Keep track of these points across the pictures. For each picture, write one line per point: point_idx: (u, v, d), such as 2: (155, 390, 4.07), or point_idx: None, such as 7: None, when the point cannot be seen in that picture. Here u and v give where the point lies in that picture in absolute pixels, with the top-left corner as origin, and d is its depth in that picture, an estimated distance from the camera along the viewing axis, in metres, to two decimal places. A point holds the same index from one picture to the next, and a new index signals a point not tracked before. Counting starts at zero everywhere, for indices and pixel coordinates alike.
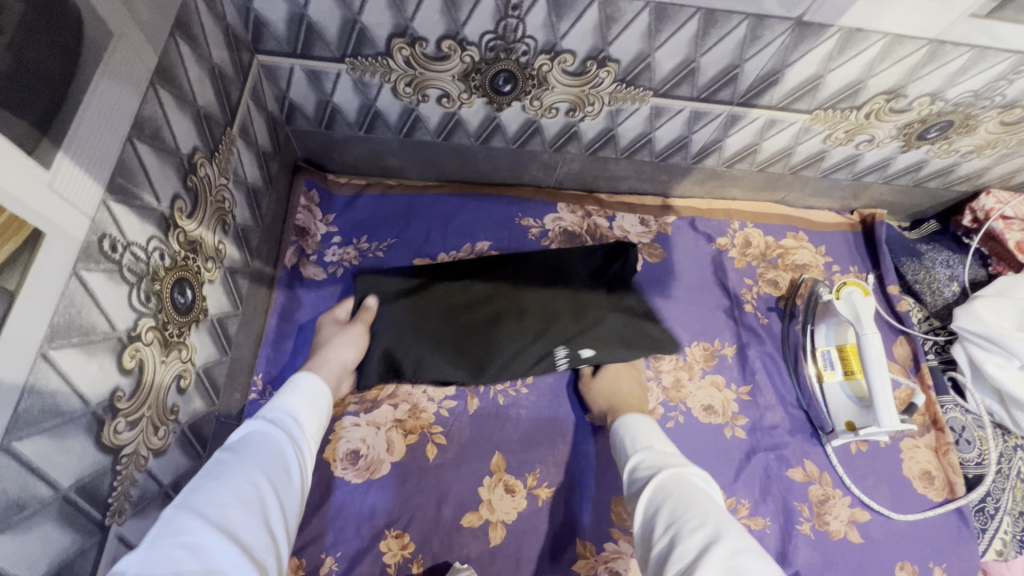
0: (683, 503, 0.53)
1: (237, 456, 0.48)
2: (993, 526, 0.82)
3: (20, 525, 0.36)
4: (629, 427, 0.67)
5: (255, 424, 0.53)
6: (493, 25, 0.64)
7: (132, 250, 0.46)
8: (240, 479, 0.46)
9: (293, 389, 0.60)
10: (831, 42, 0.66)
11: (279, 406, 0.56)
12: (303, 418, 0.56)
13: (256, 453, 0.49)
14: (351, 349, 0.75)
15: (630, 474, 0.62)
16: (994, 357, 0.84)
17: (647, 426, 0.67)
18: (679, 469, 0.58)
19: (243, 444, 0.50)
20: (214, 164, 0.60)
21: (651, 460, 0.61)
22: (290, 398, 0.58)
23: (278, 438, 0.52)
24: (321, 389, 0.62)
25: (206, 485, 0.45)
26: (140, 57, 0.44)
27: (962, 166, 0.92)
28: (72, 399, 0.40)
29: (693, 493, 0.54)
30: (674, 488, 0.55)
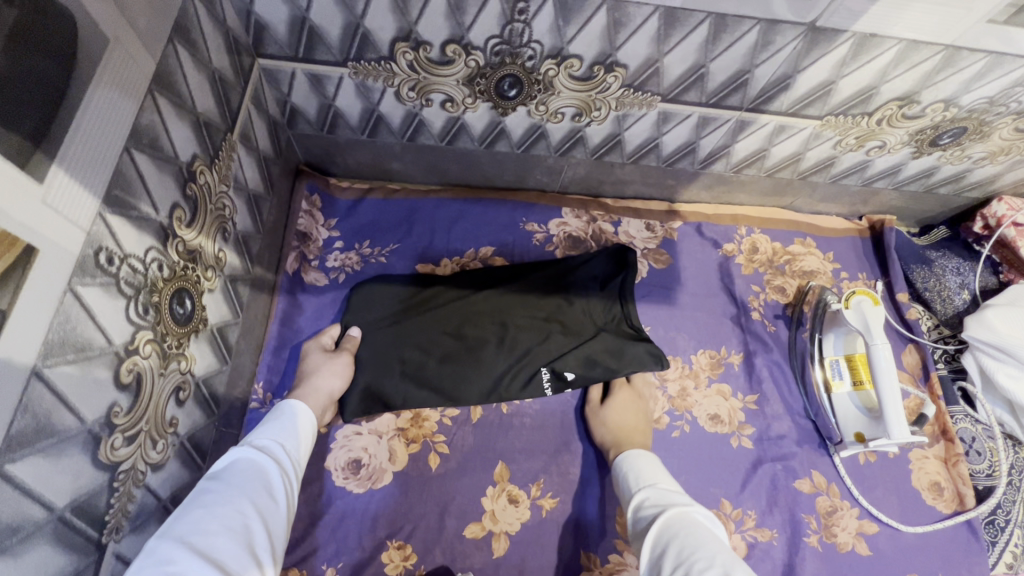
0: (691, 541, 0.52)
1: (222, 483, 0.48)
2: (1003, 539, 0.81)
3: (15, 548, 0.35)
4: (632, 465, 0.68)
5: (242, 450, 0.53)
6: (499, 30, 0.63)
7: (130, 262, 0.45)
8: (225, 507, 0.46)
9: (278, 417, 0.60)
10: (844, 48, 0.64)
11: (265, 433, 0.56)
12: (290, 446, 0.56)
13: (241, 480, 0.49)
14: (340, 376, 0.73)
15: (635, 514, 0.62)
16: (1006, 368, 0.82)
17: (649, 464, 0.67)
18: (684, 506, 0.58)
19: (229, 472, 0.50)
20: (214, 172, 0.59)
21: (655, 498, 0.61)
22: (277, 426, 0.58)
23: (264, 464, 0.52)
24: (305, 418, 0.62)
25: (191, 514, 0.45)
26: (137, 64, 0.43)
27: (974, 172, 0.91)
28: (68, 417, 0.39)
29: (699, 530, 0.54)
30: (680, 524, 0.55)
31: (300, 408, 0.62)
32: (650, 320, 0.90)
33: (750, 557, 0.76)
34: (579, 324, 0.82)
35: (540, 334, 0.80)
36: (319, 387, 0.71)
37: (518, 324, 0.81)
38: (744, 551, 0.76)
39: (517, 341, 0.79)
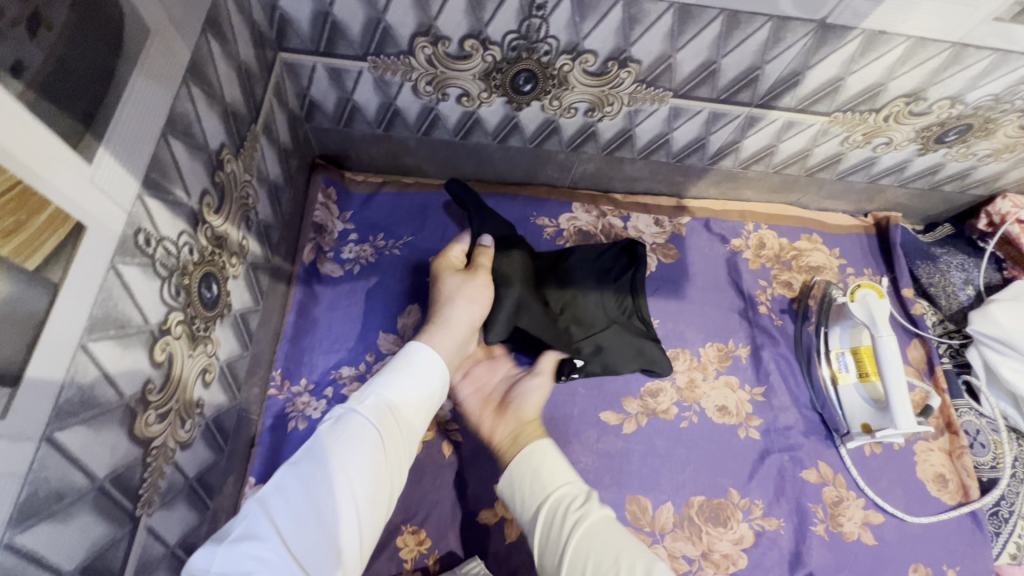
0: (605, 555, 0.53)
1: (325, 449, 0.52)
2: (1007, 530, 0.82)
3: (60, 513, 0.37)
4: (542, 460, 0.63)
5: (352, 412, 0.56)
6: (517, 25, 0.65)
7: (164, 245, 0.46)
8: (318, 483, 0.50)
9: (396, 373, 0.61)
10: (854, 44, 0.66)
11: (376, 391, 0.59)
12: (397, 408, 0.58)
13: (344, 447, 0.52)
14: (478, 304, 0.72)
15: (546, 519, 0.59)
16: (1010, 362, 0.84)
17: (552, 456, 0.64)
18: (596, 511, 0.57)
19: (336, 434, 0.54)
20: (239, 161, 0.60)
21: (569, 500, 0.59)
22: (387, 385, 0.59)
23: (368, 430, 0.55)
24: (423, 370, 0.62)
25: (293, 482, 0.50)
26: (173, 53, 0.45)
27: (979, 170, 0.92)
28: (109, 390, 0.40)
29: (612, 537, 0.55)
30: (599, 534, 0.55)
31: (416, 367, 0.62)
32: (658, 313, 0.91)
33: (758, 546, 0.77)
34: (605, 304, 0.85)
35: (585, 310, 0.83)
36: (458, 313, 0.71)
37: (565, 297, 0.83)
38: (751, 539, 0.77)
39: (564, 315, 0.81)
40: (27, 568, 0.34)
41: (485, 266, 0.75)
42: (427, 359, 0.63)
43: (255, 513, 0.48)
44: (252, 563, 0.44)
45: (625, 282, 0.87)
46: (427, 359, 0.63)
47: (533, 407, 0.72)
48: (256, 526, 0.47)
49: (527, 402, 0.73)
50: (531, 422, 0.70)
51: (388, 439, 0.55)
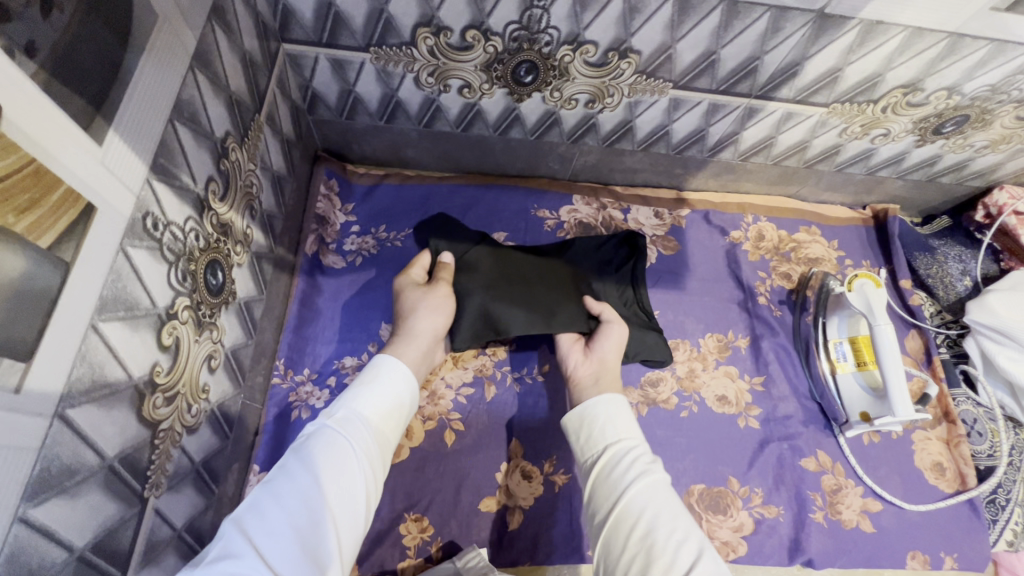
0: (666, 513, 0.53)
1: (298, 466, 0.51)
2: (1004, 517, 0.83)
3: (71, 490, 0.37)
4: (618, 410, 0.64)
5: (322, 429, 0.55)
6: (518, 16, 0.65)
7: (172, 230, 0.47)
8: (293, 499, 0.48)
9: (368, 384, 0.61)
10: (852, 34, 0.67)
11: (347, 404, 0.58)
12: (371, 421, 0.58)
13: (317, 463, 0.51)
14: (441, 313, 0.72)
15: (611, 460, 0.60)
16: (1007, 351, 0.84)
17: (626, 412, 0.65)
18: (664, 472, 0.58)
19: (309, 451, 0.53)
20: (244, 150, 0.61)
21: (640, 453, 0.60)
22: (360, 398, 0.59)
23: (341, 444, 0.54)
24: (394, 382, 0.62)
25: (265, 502, 0.48)
26: (179, 39, 0.45)
27: (976, 161, 0.93)
28: (119, 370, 0.41)
29: (675, 502, 0.55)
30: (660, 490, 0.55)
31: (389, 378, 0.62)
32: (658, 304, 0.92)
33: (757, 533, 0.78)
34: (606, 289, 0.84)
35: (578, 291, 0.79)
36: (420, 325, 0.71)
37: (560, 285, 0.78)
38: (751, 527, 0.78)
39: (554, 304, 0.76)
40: (41, 542, 0.35)
41: (445, 278, 0.75)
42: (398, 371, 0.63)
43: (230, 533, 0.46)
44: None
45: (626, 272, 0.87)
46: (397, 369, 0.63)
47: (614, 354, 0.73)
48: (231, 546, 0.44)
49: (608, 347, 0.73)
50: (611, 369, 0.71)
51: (362, 453, 0.55)
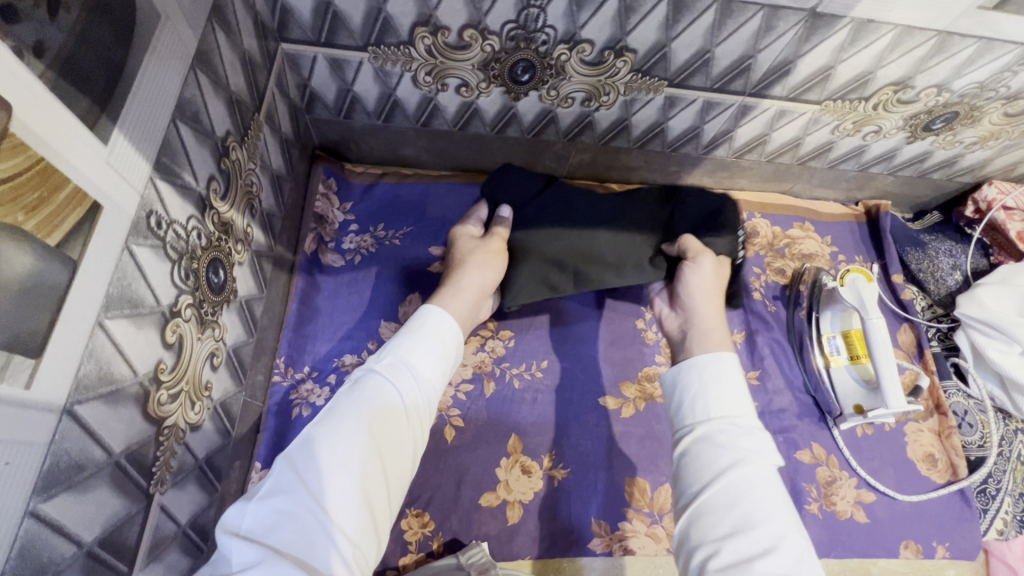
0: (756, 511, 0.50)
1: (347, 408, 0.52)
2: (994, 507, 0.85)
3: (80, 485, 0.38)
4: (713, 384, 0.60)
5: (370, 375, 0.55)
6: (515, 15, 0.66)
7: (174, 228, 0.47)
8: (345, 437, 0.49)
9: (414, 334, 0.60)
10: (843, 34, 0.68)
11: (394, 351, 0.58)
12: (417, 372, 0.57)
13: (367, 406, 0.52)
14: (491, 269, 0.73)
15: (698, 440, 0.57)
16: (996, 343, 0.86)
17: (728, 387, 0.60)
18: (759, 462, 0.54)
19: (356, 394, 0.53)
20: (244, 148, 0.61)
21: (732, 435, 0.56)
22: (407, 348, 0.58)
23: (388, 392, 0.54)
24: (441, 335, 0.61)
25: (316, 439, 0.49)
26: (181, 39, 0.46)
27: (966, 158, 0.95)
28: (125, 368, 0.41)
29: (768, 500, 0.51)
30: (754, 486, 0.52)
31: (434, 328, 0.61)
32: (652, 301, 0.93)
33: None
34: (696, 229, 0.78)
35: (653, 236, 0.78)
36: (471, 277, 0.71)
37: (621, 235, 0.77)
38: None
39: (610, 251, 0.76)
40: (50, 536, 0.35)
41: (500, 234, 0.77)
42: (444, 324, 0.63)
43: (281, 468, 0.47)
44: (283, 520, 0.44)
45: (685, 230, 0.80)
46: (443, 321, 0.63)
47: (701, 292, 0.72)
48: (282, 481, 0.46)
49: (693, 291, 0.72)
50: (704, 307, 0.71)
51: (407, 401, 0.55)
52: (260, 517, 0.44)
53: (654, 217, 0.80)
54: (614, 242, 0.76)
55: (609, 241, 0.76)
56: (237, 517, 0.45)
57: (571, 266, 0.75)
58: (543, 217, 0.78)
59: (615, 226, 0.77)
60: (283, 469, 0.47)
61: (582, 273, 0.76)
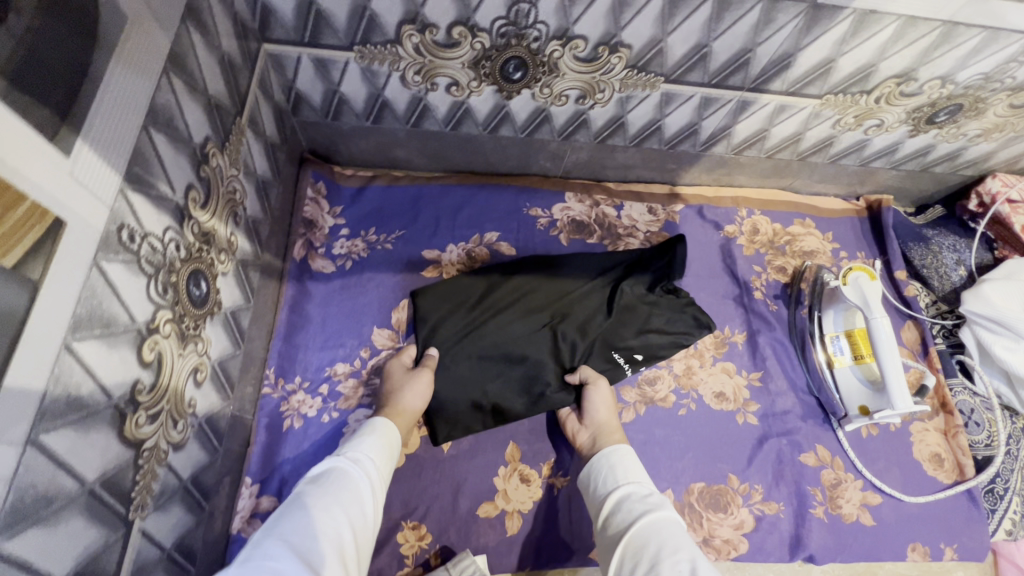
0: (671, 544, 0.52)
1: (320, 490, 0.55)
2: (1002, 507, 0.83)
3: (49, 518, 0.36)
4: (624, 455, 0.65)
5: (336, 460, 0.59)
6: (505, 11, 0.64)
7: (150, 241, 0.45)
8: (324, 511, 0.52)
9: (371, 430, 0.65)
10: (845, 25, 0.66)
11: (356, 444, 0.62)
12: (379, 458, 0.62)
13: (338, 489, 0.55)
14: (421, 398, 0.72)
15: (615, 505, 0.60)
16: (1002, 340, 0.84)
17: (633, 462, 0.65)
18: (666, 513, 0.57)
19: (327, 479, 0.56)
20: (225, 155, 0.59)
21: (644, 494, 0.60)
22: (370, 437, 0.63)
23: (356, 476, 0.58)
24: (394, 432, 0.67)
25: (293, 514, 0.51)
26: (152, 43, 0.43)
27: (969, 150, 0.92)
28: (97, 392, 0.39)
29: (683, 537, 0.54)
30: (660, 528, 0.55)
31: (389, 424, 0.67)
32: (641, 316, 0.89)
33: (758, 530, 0.77)
34: (616, 332, 0.82)
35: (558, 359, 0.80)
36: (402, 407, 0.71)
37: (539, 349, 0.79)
38: (751, 524, 0.78)
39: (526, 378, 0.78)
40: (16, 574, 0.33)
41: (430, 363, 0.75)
42: (393, 423, 0.68)
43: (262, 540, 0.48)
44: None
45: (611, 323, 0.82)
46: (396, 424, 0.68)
47: (605, 411, 0.73)
48: (265, 549, 0.47)
49: (596, 413, 0.73)
50: (609, 427, 0.72)
51: (373, 486, 0.59)
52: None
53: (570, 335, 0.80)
54: (528, 364, 0.79)
55: (527, 360, 0.79)
56: None
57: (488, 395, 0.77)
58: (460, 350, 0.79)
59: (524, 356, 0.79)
60: (262, 539, 0.49)
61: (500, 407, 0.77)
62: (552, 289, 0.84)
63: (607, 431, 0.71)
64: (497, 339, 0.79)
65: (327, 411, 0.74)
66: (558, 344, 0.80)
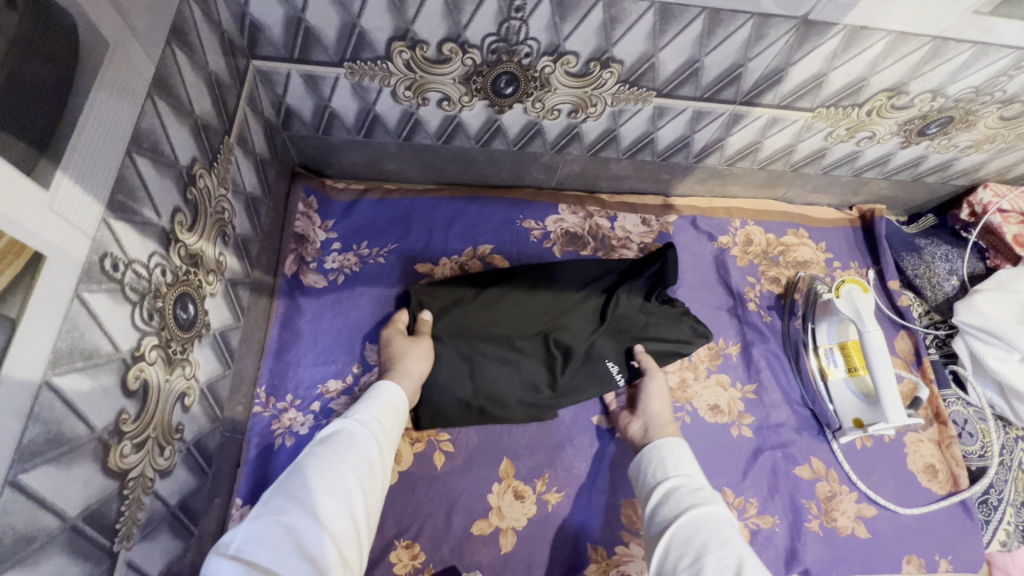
0: (719, 538, 0.55)
1: (328, 452, 0.55)
2: (996, 517, 0.83)
3: (29, 558, 0.35)
4: (674, 450, 0.68)
5: (345, 422, 0.60)
6: (496, 27, 0.63)
7: (134, 268, 0.44)
8: (332, 470, 0.53)
9: (377, 396, 0.65)
10: (835, 41, 0.66)
11: (363, 409, 0.62)
12: (385, 421, 0.62)
13: (345, 450, 0.56)
14: (425, 359, 0.74)
15: (662, 496, 0.63)
16: (995, 351, 0.85)
17: (687, 456, 0.68)
18: (716, 509, 0.59)
19: (335, 442, 0.57)
20: (213, 175, 0.58)
21: (692, 488, 0.62)
22: (378, 401, 0.63)
23: (363, 437, 0.58)
24: (399, 398, 0.66)
25: (302, 473, 0.53)
26: (136, 68, 0.43)
27: (960, 161, 0.93)
28: (79, 426, 0.39)
29: (731, 533, 0.56)
30: (707, 522, 0.57)
31: (395, 389, 0.66)
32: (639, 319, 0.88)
33: (753, 544, 0.77)
34: (609, 335, 0.82)
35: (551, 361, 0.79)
36: (410, 369, 0.72)
37: (533, 352, 0.79)
38: (747, 538, 0.77)
39: (520, 381, 0.78)
40: None
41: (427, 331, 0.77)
42: (399, 388, 0.68)
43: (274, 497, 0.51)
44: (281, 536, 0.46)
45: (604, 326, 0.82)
46: (400, 391, 0.67)
47: (659, 404, 0.77)
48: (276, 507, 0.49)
49: (651, 403, 0.77)
50: (661, 419, 0.75)
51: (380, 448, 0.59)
52: (254, 534, 0.46)
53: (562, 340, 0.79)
54: (521, 369, 0.78)
55: (521, 364, 0.78)
56: (229, 537, 0.47)
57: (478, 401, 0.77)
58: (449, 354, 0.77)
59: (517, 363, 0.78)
60: (275, 497, 0.51)
61: (489, 411, 0.77)
62: (548, 299, 0.82)
63: (660, 422, 0.74)
64: (487, 339, 0.78)
65: (319, 429, 0.74)
66: (552, 354, 0.79)
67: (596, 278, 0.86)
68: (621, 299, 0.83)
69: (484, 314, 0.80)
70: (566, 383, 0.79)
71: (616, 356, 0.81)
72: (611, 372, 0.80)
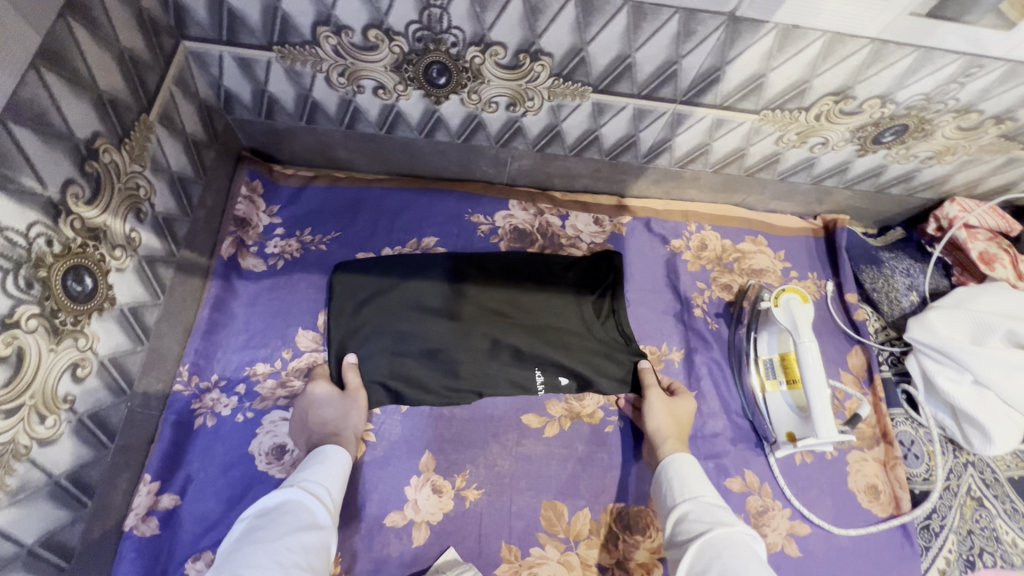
0: (735, 565, 0.56)
1: (272, 525, 0.58)
2: (937, 544, 0.79)
3: None
4: (679, 471, 0.70)
5: (289, 490, 0.62)
6: (417, 15, 0.63)
7: (5, 236, 0.45)
8: (277, 543, 0.55)
9: (320, 461, 0.67)
10: (770, 39, 0.64)
11: (307, 480, 0.64)
12: (333, 488, 0.64)
13: (292, 522, 0.58)
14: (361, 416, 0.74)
15: (675, 526, 0.65)
16: (946, 371, 0.81)
17: (695, 472, 0.70)
18: (729, 530, 0.60)
19: (281, 515, 0.59)
20: (124, 151, 0.59)
21: (701, 511, 0.64)
22: (324, 466, 0.66)
23: (311, 505, 0.61)
24: (342, 460, 0.68)
25: (247, 548, 0.55)
26: (18, 39, 0.44)
27: (924, 173, 0.89)
28: None
29: (746, 556, 0.57)
30: (722, 545, 0.58)
31: (341, 452, 0.69)
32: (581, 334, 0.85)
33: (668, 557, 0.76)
34: (537, 334, 0.83)
35: (479, 352, 0.81)
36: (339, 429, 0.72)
37: (456, 340, 0.80)
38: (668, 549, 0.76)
39: (446, 360, 0.80)
40: None
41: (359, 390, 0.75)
42: (345, 448, 0.70)
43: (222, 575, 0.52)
44: None
45: (529, 323, 0.84)
46: (342, 454, 0.69)
47: (658, 417, 0.77)
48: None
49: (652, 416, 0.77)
50: (662, 433, 0.76)
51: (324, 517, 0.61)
52: None
53: (486, 336, 0.82)
54: (438, 359, 0.80)
55: (442, 355, 0.80)
56: None
57: (393, 387, 0.78)
58: (376, 339, 0.79)
59: (442, 354, 0.80)
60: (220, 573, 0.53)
61: (403, 397, 0.78)
62: (477, 292, 0.85)
63: (662, 438, 0.76)
64: (408, 328, 0.80)
65: (241, 411, 0.74)
66: (476, 341, 0.81)
67: (529, 271, 0.88)
68: (557, 306, 0.86)
69: (410, 301, 0.82)
70: (487, 371, 0.80)
71: (546, 362, 0.82)
72: (535, 378, 0.81)
